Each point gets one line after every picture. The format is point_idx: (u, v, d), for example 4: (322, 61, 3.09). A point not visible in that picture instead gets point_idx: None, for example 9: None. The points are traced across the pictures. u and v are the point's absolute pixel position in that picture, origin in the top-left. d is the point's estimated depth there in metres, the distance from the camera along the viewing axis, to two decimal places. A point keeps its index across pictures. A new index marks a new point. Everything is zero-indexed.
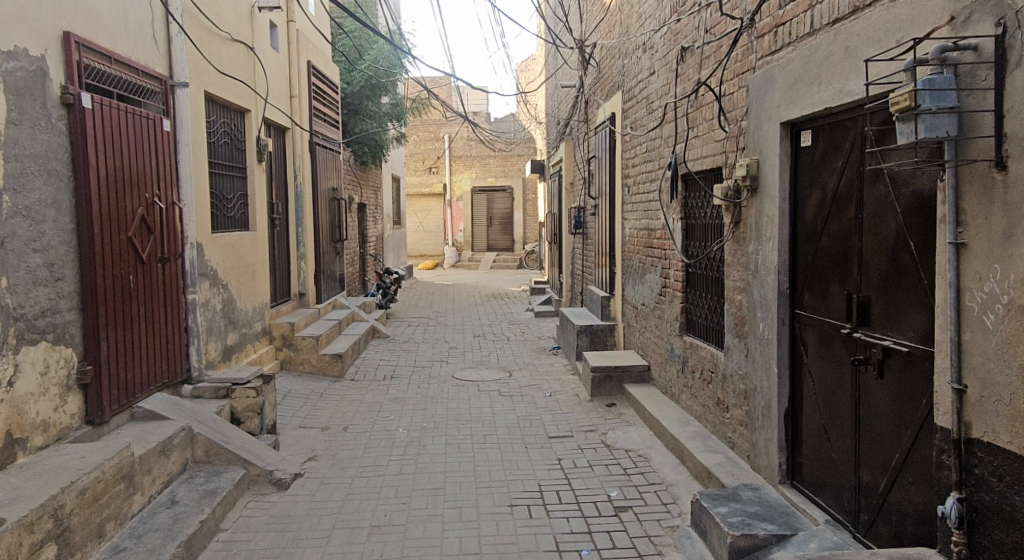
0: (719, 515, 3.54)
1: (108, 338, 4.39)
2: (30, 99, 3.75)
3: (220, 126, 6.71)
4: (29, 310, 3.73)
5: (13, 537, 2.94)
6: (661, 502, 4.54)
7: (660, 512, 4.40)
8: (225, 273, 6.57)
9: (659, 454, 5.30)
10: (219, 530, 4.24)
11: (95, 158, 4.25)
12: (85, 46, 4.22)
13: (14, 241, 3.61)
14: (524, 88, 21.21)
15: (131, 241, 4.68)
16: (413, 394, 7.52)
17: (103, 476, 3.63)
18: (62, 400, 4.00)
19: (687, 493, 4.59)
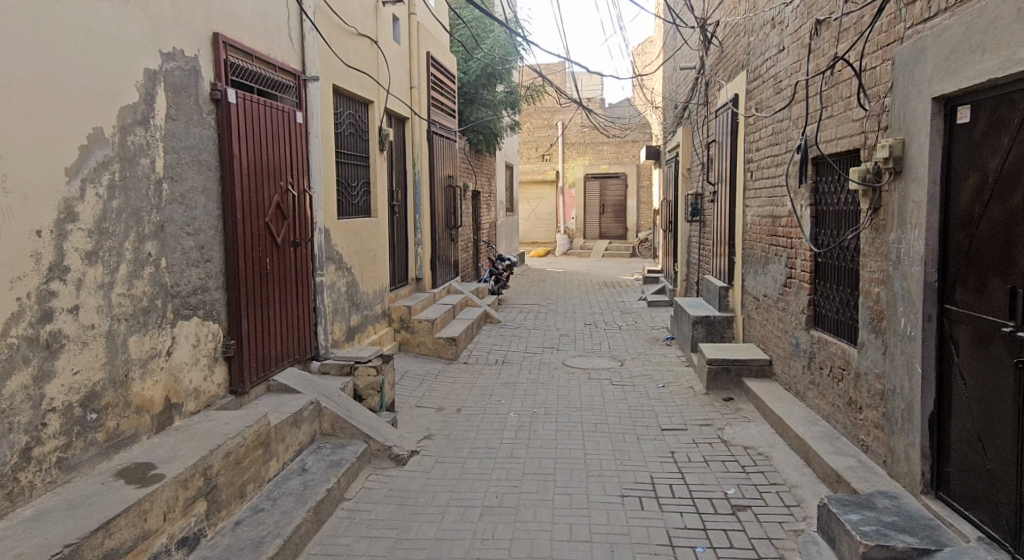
0: (851, 522, 3.37)
1: (249, 315, 4.73)
2: (186, 95, 4.07)
3: (345, 117, 7.04)
4: (183, 288, 4.07)
5: (172, 491, 3.24)
6: (784, 503, 4.38)
7: (783, 514, 4.25)
8: (350, 257, 6.90)
9: (781, 453, 5.11)
10: (344, 499, 4.50)
11: (238, 149, 4.57)
12: (231, 45, 4.54)
13: (171, 225, 3.94)
14: (640, 72, 20.87)
15: (268, 227, 5.00)
16: (524, 380, 7.62)
17: (245, 442, 3.93)
18: (211, 370, 4.36)
19: (813, 496, 4.40)
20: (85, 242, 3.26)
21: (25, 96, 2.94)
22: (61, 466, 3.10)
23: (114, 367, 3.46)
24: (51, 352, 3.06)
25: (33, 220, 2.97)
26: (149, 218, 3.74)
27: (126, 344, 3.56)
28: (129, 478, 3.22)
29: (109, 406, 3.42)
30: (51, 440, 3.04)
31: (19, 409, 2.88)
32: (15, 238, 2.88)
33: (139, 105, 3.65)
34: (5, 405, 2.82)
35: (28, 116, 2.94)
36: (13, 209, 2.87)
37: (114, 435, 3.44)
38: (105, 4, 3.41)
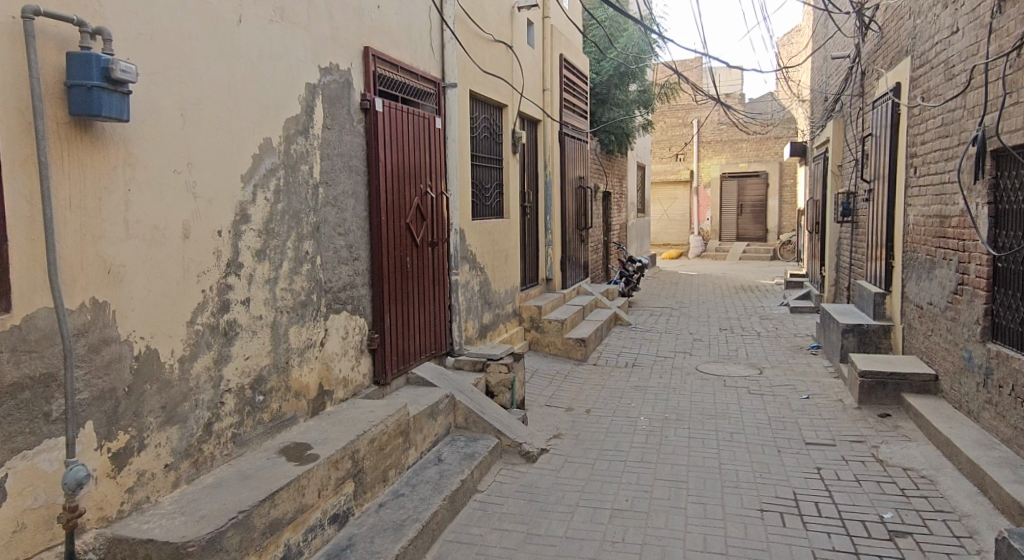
0: None
1: (391, 311, 5.02)
2: (340, 106, 4.38)
3: (481, 121, 7.27)
4: (335, 284, 4.38)
5: (325, 471, 3.52)
6: (952, 534, 4.08)
7: (951, 545, 3.95)
8: (483, 257, 7.12)
9: (949, 479, 4.74)
10: (476, 491, 4.67)
11: (383, 154, 4.85)
12: (379, 57, 4.84)
13: (326, 226, 4.25)
14: (789, 63, 19.95)
15: (408, 228, 5.28)
16: (655, 384, 7.54)
17: (387, 429, 4.18)
18: (357, 360, 4.67)
19: (987, 528, 4.07)
20: (255, 241, 3.57)
21: (211, 111, 3.23)
22: (234, 441, 3.44)
23: (277, 354, 3.78)
24: (228, 339, 3.38)
25: (216, 222, 3.27)
26: (308, 219, 4.05)
27: (287, 335, 3.88)
28: (289, 456, 3.52)
29: (273, 390, 3.75)
30: (227, 418, 3.38)
31: (203, 388, 3.20)
32: (201, 238, 3.18)
33: (300, 117, 3.96)
34: (193, 385, 3.14)
35: (212, 129, 3.23)
36: (200, 212, 3.16)
37: (277, 416, 3.78)
38: (274, 26, 3.72)
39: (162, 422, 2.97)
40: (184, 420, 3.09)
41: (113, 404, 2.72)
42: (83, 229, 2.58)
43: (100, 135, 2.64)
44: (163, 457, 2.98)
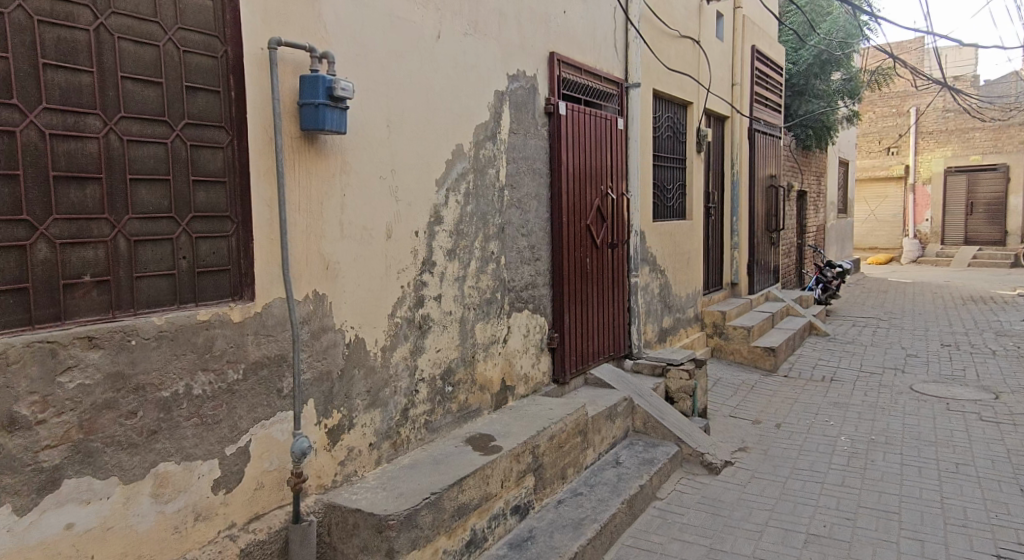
0: None
1: (570, 311, 5.11)
2: (525, 111, 4.55)
3: (664, 120, 7.18)
4: (518, 283, 4.54)
5: (508, 463, 3.67)
6: None
7: None
8: (664, 259, 7.04)
9: None
10: (655, 498, 4.64)
11: (565, 156, 4.96)
12: (563, 61, 4.96)
13: (511, 227, 4.42)
14: None
15: (588, 229, 5.36)
16: (859, 402, 6.99)
17: (566, 428, 4.27)
18: (537, 358, 4.81)
19: None
20: (447, 241, 3.80)
21: (413, 121, 3.50)
22: (427, 427, 3.70)
23: (464, 348, 3.99)
24: (423, 331, 3.64)
25: (414, 223, 3.53)
26: (495, 221, 4.24)
27: (474, 330, 4.09)
28: (475, 445, 3.72)
29: (461, 381, 3.97)
30: (421, 405, 3.63)
31: (401, 376, 3.47)
32: (402, 239, 3.46)
33: (489, 123, 4.16)
34: (393, 371, 3.42)
35: (413, 139, 3.51)
36: (401, 214, 3.44)
37: (464, 406, 4.01)
38: (468, 38, 3.94)
39: (368, 405, 3.27)
40: (385, 404, 3.37)
41: (329, 385, 3.05)
42: (308, 230, 2.91)
43: (323, 147, 2.97)
44: (368, 436, 3.28)
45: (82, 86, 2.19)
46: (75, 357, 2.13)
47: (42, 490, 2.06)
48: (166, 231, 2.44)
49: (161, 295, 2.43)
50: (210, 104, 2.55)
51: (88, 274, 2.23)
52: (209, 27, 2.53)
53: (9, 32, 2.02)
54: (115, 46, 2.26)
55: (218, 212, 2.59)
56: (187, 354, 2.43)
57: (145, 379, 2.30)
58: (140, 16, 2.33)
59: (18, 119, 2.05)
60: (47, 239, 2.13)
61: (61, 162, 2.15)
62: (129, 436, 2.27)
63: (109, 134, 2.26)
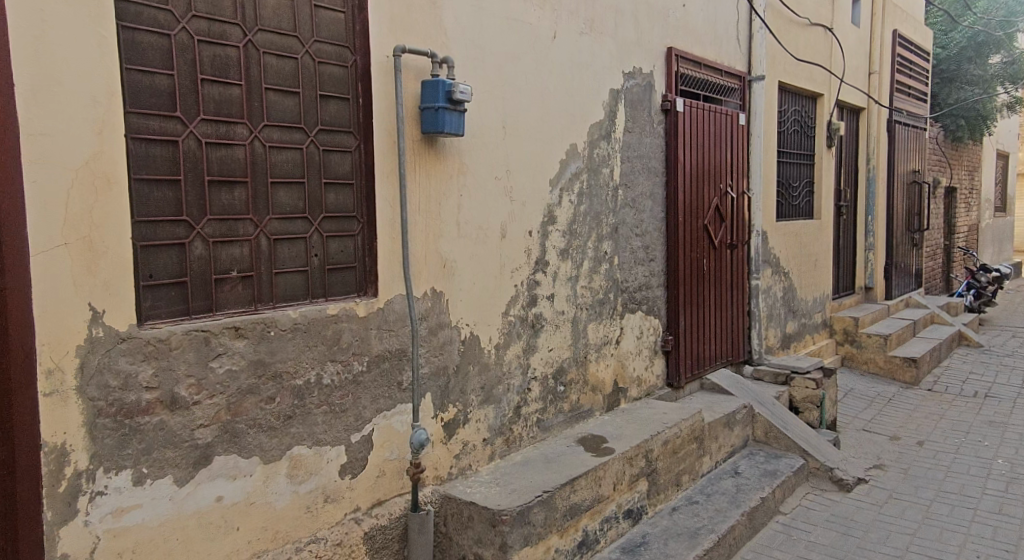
0: None
1: (685, 313, 5.00)
2: (641, 109, 4.49)
3: (790, 114, 6.87)
4: (631, 283, 4.49)
5: (621, 466, 3.65)
6: None
7: None
8: (788, 260, 6.74)
9: None
10: (778, 512, 4.46)
11: (683, 154, 4.86)
12: (681, 56, 4.86)
13: (624, 227, 4.39)
14: None
15: (705, 228, 5.22)
16: (1017, 421, 6.38)
17: (681, 433, 4.19)
18: (651, 361, 4.75)
19: None
20: (561, 240, 3.82)
21: (528, 122, 3.55)
22: (539, 425, 3.74)
23: (576, 349, 4.00)
24: (535, 331, 3.67)
25: (528, 223, 3.58)
26: (608, 220, 4.22)
27: (586, 330, 4.08)
28: (587, 446, 3.72)
29: (573, 381, 3.98)
30: (533, 403, 3.67)
31: (514, 374, 3.53)
32: (516, 238, 3.51)
33: (604, 121, 4.14)
34: (506, 369, 3.48)
35: (528, 140, 3.56)
36: (515, 214, 3.50)
37: (575, 406, 4.01)
38: (584, 37, 3.95)
39: (482, 400, 3.35)
40: (499, 401, 3.44)
41: (445, 379, 3.15)
42: (427, 230, 3.02)
43: (442, 149, 3.07)
44: (482, 431, 3.36)
45: (233, 98, 2.37)
46: (224, 346, 2.32)
47: (197, 465, 2.26)
48: (301, 231, 2.61)
49: (295, 290, 2.60)
50: (341, 111, 2.70)
51: (235, 270, 2.41)
52: (341, 39, 2.69)
53: (174, 53, 2.20)
54: (260, 60, 2.43)
55: (346, 213, 2.75)
56: (318, 346, 2.58)
57: (282, 367, 2.47)
58: (281, 30, 2.50)
59: (180, 130, 2.23)
60: (202, 238, 2.31)
61: (214, 167, 2.33)
62: (268, 420, 2.45)
63: (254, 141, 2.43)
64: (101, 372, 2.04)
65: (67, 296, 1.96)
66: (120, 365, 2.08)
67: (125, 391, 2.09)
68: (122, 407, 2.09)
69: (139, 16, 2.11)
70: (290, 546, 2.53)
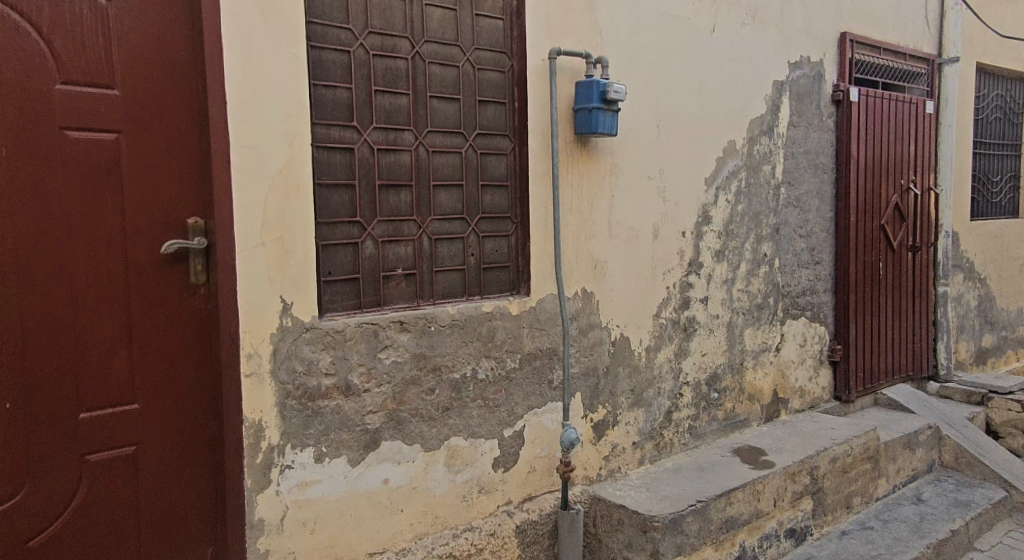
0: None
1: (858, 321, 4.65)
2: (808, 101, 4.25)
3: (990, 100, 6.18)
4: (794, 288, 4.25)
5: (782, 481, 3.46)
6: None
7: None
8: (985, 265, 6.06)
9: None
10: (973, 548, 4.01)
11: (857, 149, 4.53)
12: (858, 42, 4.54)
13: (787, 228, 4.16)
14: None
15: (883, 228, 4.83)
16: None
17: (852, 452, 3.90)
18: (816, 371, 4.47)
19: None
20: (716, 242, 3.71)
21: (683, 119, 3.48)
22: (691, 432, 3.64)
23: (732, 355, 3.85)
24: (688, 335, 3.59)
25: (681, 223, 3.51)
26: (769, 221, 4.03)
27: (743, 336, 3.92)
28: (745, 458, 3.57)
29: (728, 388, 3.84)
30: (685, 408, 3.59)
31: (665, 377, 3.47)
32: (669, 238, 3.46)
33: (766, 116, 3.97)
34: (656, 372, 3.43)
35: (684, 138, 3.49)
36: (669, 214, 3.45)
37: (731, 415, 3.87)
38: (746, 28, 3.81)
39: (632, 403, 3.33)
40: (649, 404, 3.40)
41: (595, 380, 3.16)
42: (578, 231, 3.05)
43: (595, 149, 3.10)
44: (632, 435, 3.34)
45: (401, 107, 2.54)
46: (390, 338, 2.49)
47: (367, 448, 2.45)
48: (459, 231, 2.73)
49: (453, 288, 2.73)
50: (498, 116, 2.81)
51: (400, 268, 2.57)
52: (500, 45, 2.80)
53: (352, 67, 2.40)
54: (426, 69, 2.59)
55: (501, 214, 2.85)
56: (474, 342, 2.70)
57: (441, 360, 2.62)
58: (446, 41, 2.64)
59: (355, 138, 2.43)
60: (373, 237, 2.50)
61: (383, 172, 2.51)
62: (429, 411, 2.59)
63: (419, 147, 2.59)
64: (288, 358, 2.27)
65: (263, 289, 2.20)
66: (304, 352, 2.30)
67: (308, 376, 2.31)
68: (306, 391, 2.31)
69: (324, 36, 2.33)
70: (448, 532, 2.67)
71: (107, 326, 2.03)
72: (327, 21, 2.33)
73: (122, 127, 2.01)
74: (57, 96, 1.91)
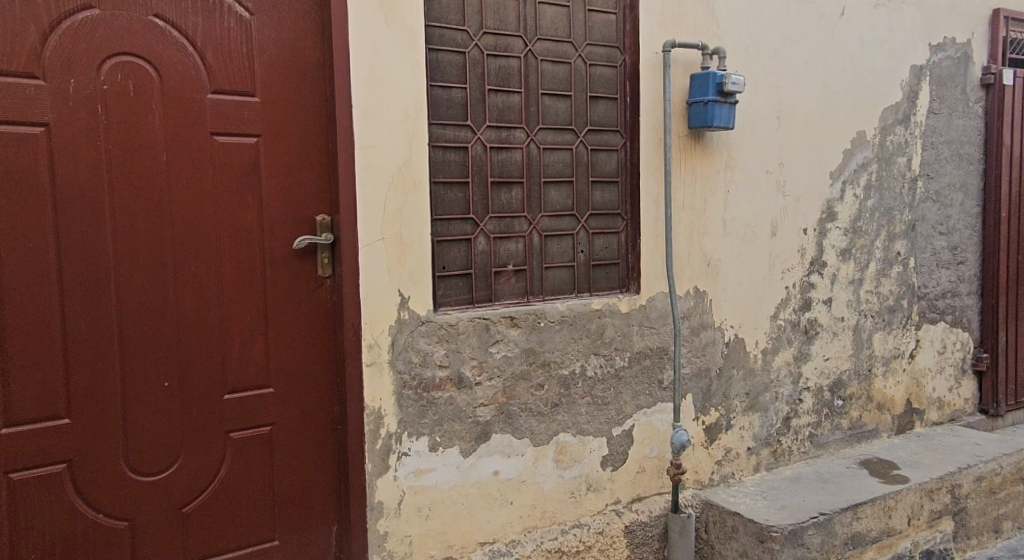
0: None
1: (1008, 327, 4.24)
2: (952, 86, 3.92)
3: None
4: (932, 290, 3.94)
5: (918, 498, 3.22)
6: None
7: None
8: None
9: None
10: None
11: (1010, 137, 4.13)
12: (1012, 20, 4.13)
13: (925, 225, 3.86)
14: None
15: None
16: None
17: (1000, 471, 3.57)
18: (957, 382, 4.12)
19: None
20: (842, 239, 3.50)
21: (807, 109, 3.32)
22: (812, 441, 3.47)
23: (859, 360, 3.62)
24: (809, 337, 3.41)
25: (803, 220, 3.34)
26: (903, 217, 3.75)
27: (872, 340, 3.68)
28: (874, 470, 3.36)
29: (854, 396, 3.62)
30: (805, 415, 3.42)
31: (783, 382, 3.32)
32: (789, 236, 3.30)
33: (902, 104, 3.70)
34: (774, 376, 3.29)
35: (807, 129, 3.33)
36: (789, 210, 3.29)
37: (857, 425, 3.64)
38: (880, 10, 3.57)
39: (747, 407, 3.21)
40: (766, 409, 3.27)
41: (707, 382, 3.08)
42: (691, 228, 2.98)
43: (710, 144, 3.02)
44: (746, 440, 3.22)
45: (513, 105, 2.59)
46: (501, 333, 2.54)
47: (478, 439, 2.51)
48: (569, 227, 2.75)
49: (563, 284, 2.75)
50: (609, 112, 2.80)
51: (511, 264, 2.62)
52: (612, 40, 2.78)
53: (467, 67, 2.47)
54: (538, 67, 2.62)
55: (611, 210, 2.84)
56: (583, 338, 2.71)
57: (550, 356, 2.64)
58: (558, 38, 2.66)
59: (469, 137, 2.50)
60: (485, 234, 2.56)
61: (495, 169, 2.57)
62: (538, 405, 2.63)
63: (530, 144, 2.63)
64: (405, 349, 2.37)
65: (382, 282, 2.32)
66: (419, 344, 2.39)
67: (423, 367, 2.40)
68: (421, 381, 2.40)
69: (441, 38, 2.42)
70: (556, 527, 2.69)
71: (246, 316, 2.21)
72: (444, 24, 2.41)
73: (262, 131, 2.18)
74: (207, 104, 2.10)
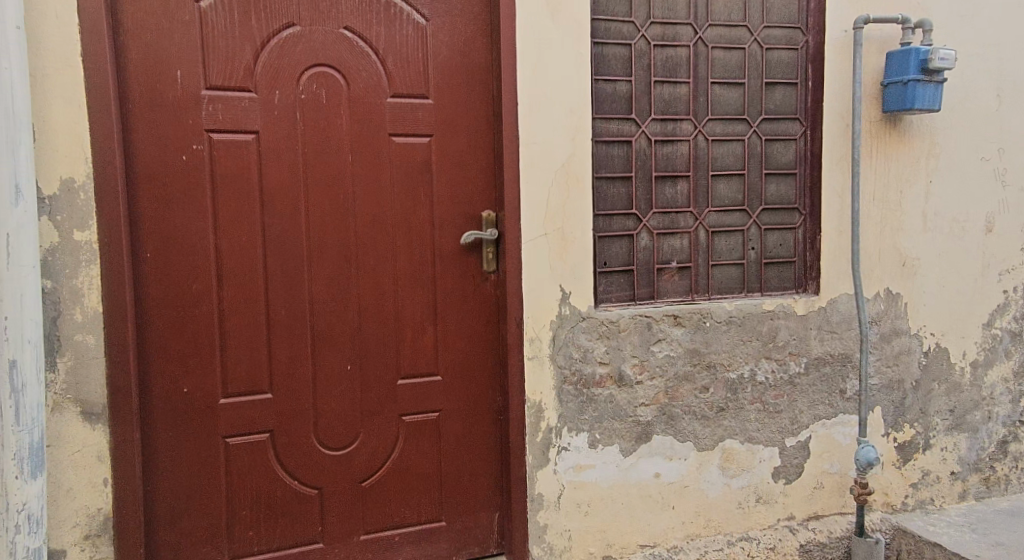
0: None
1: None
2: None
3: None
4: None
5: None
6: None
7: None
8: None
9: None
10: None
11: None
12: None
13: None
14: None
15: None
16: None
17: None
18: None
19: None
20: None
21: None
22: None
23: None
24: None
25: None
26: None
27: None
28: None
29: None
30: None
31: (999, 400, 2.89)
32: (1011, 231, 2.86)
33: None
34: (987, 394, 2.87)
35: None
36: (1011, 202, 2.85)
37: None
38: None
39: (951, 427, 2.83)
40: (976, 430, 2.86)
41: (901, 395, 2.76)
42: (883, 223, 2.69)
43: (908, 129, 2.70)
44: (950, 464, 2.85)
45: (681, 95, 2.49)
46: (664, 331, 2.47)
47: (639, 439, 2.46)
48: (740, 222, 2.60)
49: (732, 282, 2.60)
50: (788, 98, 2.60)
51: (675, 260, 2.53)
52: (794, 20, 2.58)
53: (633, 59, 2.42)
54: (709, 55, 2.50)
55: (788, 204, 2.64)
56: (753, 341, 2.55)
57: (717, 358, 2.52)
58: (732, 23, 2.52)
59: (633, 130, 2.45)
60: (648, 229, 2.50)
61: (660, 163, 2.49)
62: (703, 409, 2.52)
63: (698, 136, 2.52)
64: (566, 344, 2.38)
65: (544, 278, 2.35)
66: (580, 340, 2.39)
67: (584, 363, 2.40)
68: (581, 377, 2.40)
69: (607, 31, 2.39)
70: (722, 537, 2.57)
71: (420, 308, 2.34)
72: (610, 16, 2.39)
73: (434, 132, 2.30)
74: (387, 108, 2.25)
